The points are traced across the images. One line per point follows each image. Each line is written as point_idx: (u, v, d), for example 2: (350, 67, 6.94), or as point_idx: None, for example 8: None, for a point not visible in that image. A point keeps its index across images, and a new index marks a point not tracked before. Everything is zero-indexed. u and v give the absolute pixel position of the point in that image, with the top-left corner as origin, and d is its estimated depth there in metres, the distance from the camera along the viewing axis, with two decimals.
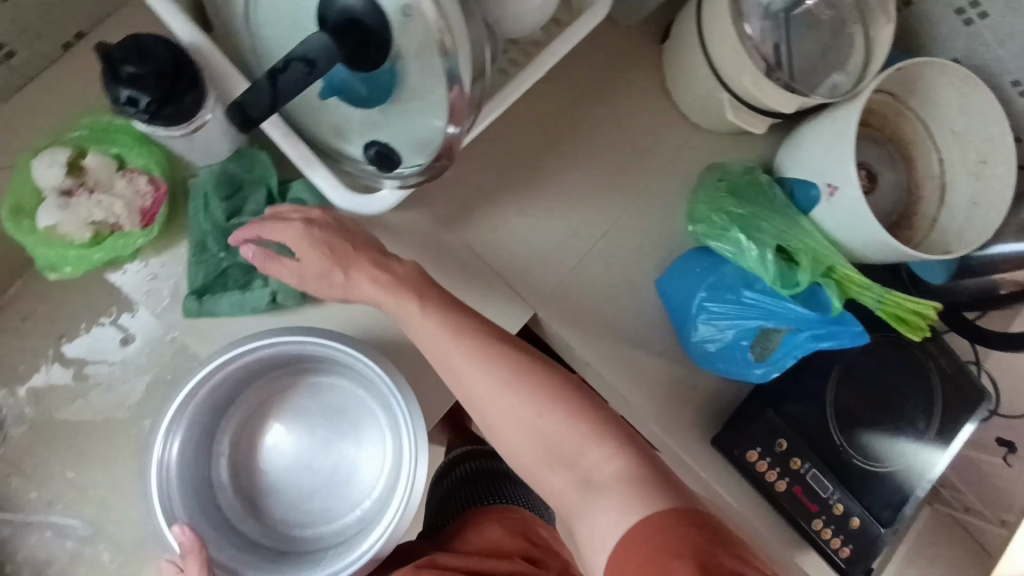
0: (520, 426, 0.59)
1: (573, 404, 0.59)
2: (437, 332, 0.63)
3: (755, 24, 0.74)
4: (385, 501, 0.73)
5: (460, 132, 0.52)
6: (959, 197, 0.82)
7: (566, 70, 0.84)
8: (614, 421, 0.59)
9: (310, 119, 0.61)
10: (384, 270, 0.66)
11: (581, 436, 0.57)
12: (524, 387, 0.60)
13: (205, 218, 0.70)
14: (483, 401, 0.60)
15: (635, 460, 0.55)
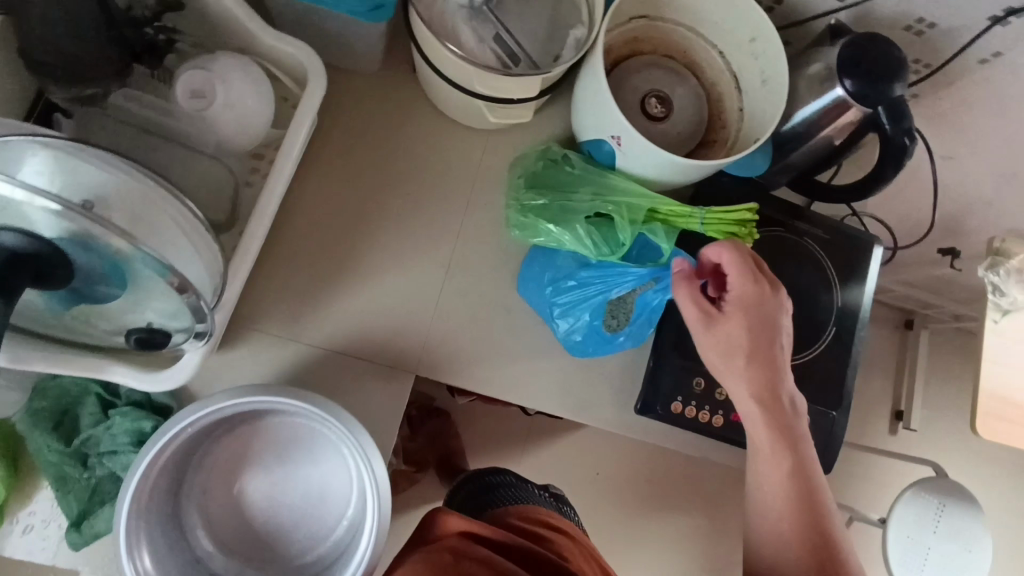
0: (783, 441, 0.71)
1: (802, 474, 0.71)
2: (750, 364, 0.70)
3: (463, 32, 0.69)
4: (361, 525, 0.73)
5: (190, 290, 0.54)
6: (751, 79, 0.81)
7: (335, 139, 0.82)
8: (820, 492, 0.71)
9: (76, 332, 0.61)
10: (738, 333, 0.70)
11: (795, 505, 0.71)
12: (776, 440, 0.71)
13: (52, 450, 0.69)
14: (770, 439, 0.71)
15: (825, 524, 0.71)
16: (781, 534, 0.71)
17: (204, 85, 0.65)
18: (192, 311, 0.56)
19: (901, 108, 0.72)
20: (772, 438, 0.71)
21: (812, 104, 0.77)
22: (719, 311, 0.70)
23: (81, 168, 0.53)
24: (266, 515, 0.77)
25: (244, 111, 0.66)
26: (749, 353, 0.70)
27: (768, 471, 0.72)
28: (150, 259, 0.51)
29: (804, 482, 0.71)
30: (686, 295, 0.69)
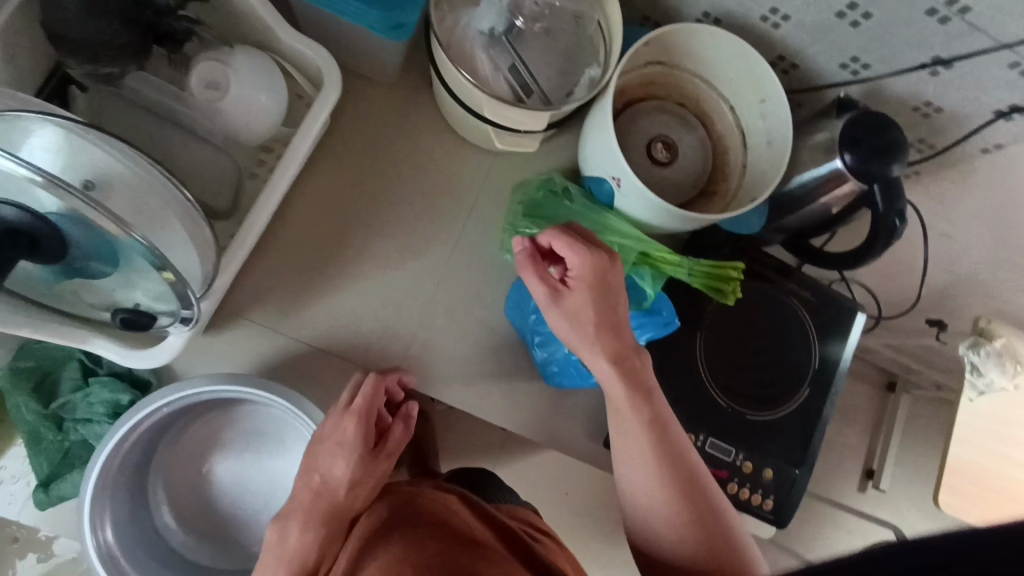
0: (631, 385, 0.65)
1: (655, 425, 0.66)
2: (590, 305, 0.64)
3: (482, 59, 0.71)
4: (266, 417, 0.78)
5: (179, 276, 0.55)
6: (756, 138, 0.83)
7: (344, 142, 0.83)
8: (674, 430, 0.67)
9: (62, 303, 0.61)
10: (581, 281, 0.64)
11: (683, 518, 0.65)
12: (654, 451, 0.65)
13: (28, 409, 0.71)
14: (620, 377, 0.65)
15: (676, 472, 0.66)
16: (659, 551, 0.66)
17: (220, 76, 0.66)
18: (179, 294, 0.58)
19: (896, 188, 0.73)
20: (623, 382, 0.65)
21: (815, 170, 0.79)
22: (567, 285, 0.65)
23: (86, 149, 0.55)
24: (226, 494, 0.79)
25: (257, 107, 0.67)
26: (605, 329, 0.64)
27: (648, 468, 0.65)
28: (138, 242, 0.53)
29: (666, 445, 0.66)
30: (573, 259, 0.63)
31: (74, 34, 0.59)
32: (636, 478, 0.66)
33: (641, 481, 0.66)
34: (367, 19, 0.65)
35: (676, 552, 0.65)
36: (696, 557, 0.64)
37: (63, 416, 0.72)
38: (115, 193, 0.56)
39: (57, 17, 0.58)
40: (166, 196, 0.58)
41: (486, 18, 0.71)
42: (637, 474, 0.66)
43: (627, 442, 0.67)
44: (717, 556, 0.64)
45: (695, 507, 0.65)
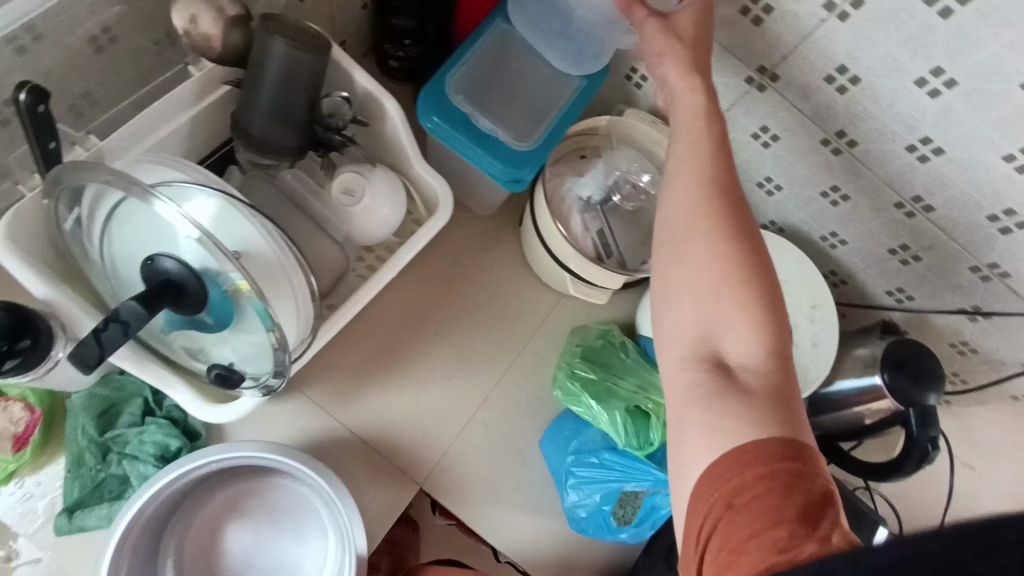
0: (726, 204, 0.52)
1: (744, 233, 0.51)
2: (678, 61, 0.59)
3: (577, 220, 0.81)
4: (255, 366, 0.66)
5: (285, 349, 0.61)
6: (803, 337, 0.90)
7: (432, 255, 0.93)
8: (773, 275, 0.51)
9: (161, 347, 0.67)
10: (677, 35, 0.60)
11: (747, 328, 0.48)
12: (731, 254, 0.49)
13: (83, 432, 0.73)
14: (690, 154, 0.54)
15: (772, 306, 0.49)
16: (710, 352, 0.49)
17: (357, 185, 0.77)
18: (275, 363, 0.63)
19: (930, 418, 0.78)
20: (712, 196, 0.52)
21: (851, 380, 0.86)
22: (671, 17, 0.61)
23: (239, 221, 0.63)
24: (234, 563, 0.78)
25: (380, 217, 0.77)
26: (694, 120, 0.56)
27: (708, 303, 0.49)
28: (263, 309, 0.58)
29: (742, 233, 0.51)
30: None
31: (256, 131, 0.71)
32: (688, 262, 0.51)
33: (691, 307, 0.50)
34: (492, 168, 0.76)
35: (743, 361, 0.48)
36: (770, 394, 0.46)
37: (112, 448, 0.74)
38: (252, 260, 0.63)
39: (248, 116, 0.71)
40: (290, 274, 0.65)
41: (588, 188, 0.83)
42: (693, 283, 0.50)
43: (679, 179, 0.54)
44: (790, 404, 0.46)
45: (782, 386, 0.47)
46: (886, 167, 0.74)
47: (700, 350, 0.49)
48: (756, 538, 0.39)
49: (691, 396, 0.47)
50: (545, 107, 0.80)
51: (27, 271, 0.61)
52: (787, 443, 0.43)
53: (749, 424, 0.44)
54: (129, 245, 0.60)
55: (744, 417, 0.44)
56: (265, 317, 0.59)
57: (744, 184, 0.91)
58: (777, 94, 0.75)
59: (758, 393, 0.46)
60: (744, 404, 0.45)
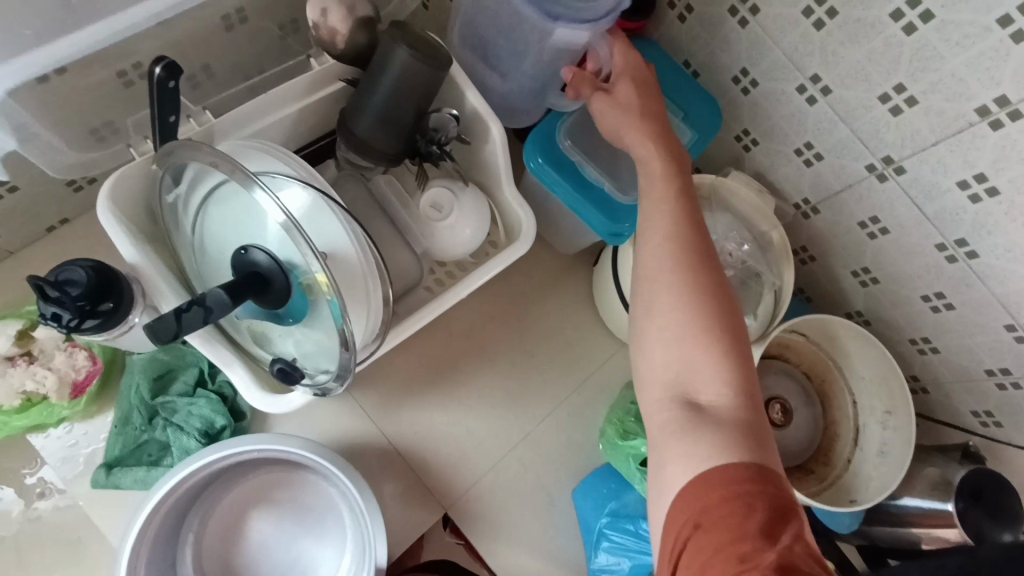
0: (681, 237, 0.54)
1: (709, 271, 0.52)
2: (633, 112, 0.62)
3: None
4: (316, 356, 0.64)
5: (352, 356, 0.59)
6: (871, 442, 0.85)
7: (501, 279, 0.91)
8: (738, 312, 0.52)
9: (230, 328, 0.67)
10: (622, 102, 0.64)
11: (712, 364, 0.49)
12: (695, 290, 0.51)
13: (137, 392, 0.74)
14: (660, 196, 0.57)
15: (738, 339, 0.50)
16: (685, 386, 0.49)
17: (445, 202, 0.76)
18: (339, 366, 0.62)
19: None
20: (670, 234, 0.54)
21: (917, 499, 0.80)
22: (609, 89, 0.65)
23: (330, 221, 0.63)
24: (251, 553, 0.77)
25: (462, 237, 0.76)
26: (663, 171, 0.58)
27: (676, 337, 0.50)
28: (337, 310, 0.57)
29: (700, 267, 0.52)
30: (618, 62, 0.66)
31: (362, 133, 0.71)
32: (656, 300, 0.52)
33: (662, 342, 0.51)
34: (591, 219, 0.74)
35: (715, 398, 0.48)
36: (741, 423, 0.46)
37: (161, 413, 0.75)
38: (336, 262, 0.63)
39: (355, 117, 0.71)
40: (370, 282, 0.64)
41: None
42: (663, 317, 0.51)
43: (648, 219, 0.56)
44: (760, 437, 0.46)
45: (751, 420, 0.47)
46: (1006, 286, 0.69)
47: (672, 386, 0.50)
48: (721, 552, 0.40)
49: (665, 434, 0.47)
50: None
51: (121, 232, 0.61)
52: (754, 468, 0.43)
53: (721, 452, 0.44)
54: (222, 227, 0.61)
55: (715, 447, 0.44)
56: (338, 318, 0.58)
57: (837, 270, 0.86)
58: (899, 188, 0.71)
59: (726, 424, 0.46)
60: (714, 430, 0.45)
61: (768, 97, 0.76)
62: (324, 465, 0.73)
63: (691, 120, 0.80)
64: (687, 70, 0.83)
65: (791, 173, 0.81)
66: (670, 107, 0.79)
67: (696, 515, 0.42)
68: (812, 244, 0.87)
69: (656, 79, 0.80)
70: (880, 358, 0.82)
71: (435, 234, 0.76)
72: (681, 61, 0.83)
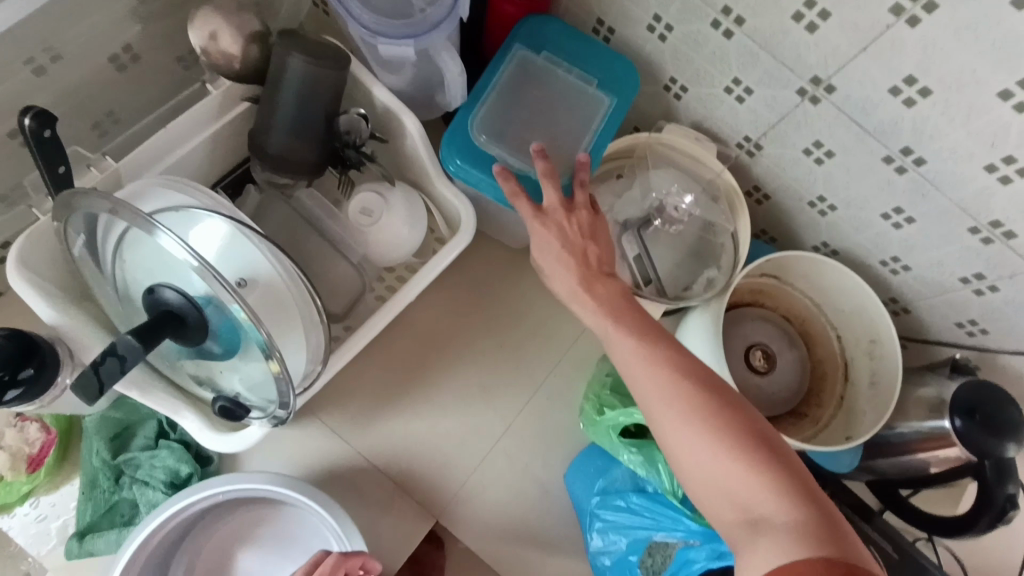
0: (651, 344, 0.54)
1: (692, 366, 0.52)
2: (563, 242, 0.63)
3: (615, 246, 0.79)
4: (259, 387, 0.62)
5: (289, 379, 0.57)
6: (860, 375, 0.82)
7: (456, 275, 0.88)
8: (738, 396, 0.50)
9: (171, 374, 0.65)
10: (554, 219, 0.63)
11: (740, 463, 0.46)
12: (690, 398, 0.49)
13: (97, 455, 0.72)
14: (619, 325, 0.56)
15: (751, 425, 0.48)
16: (736, 501, 0.46)
17: (374, 206, 0.73)
18: (282, 393, 0.60)
19: (1009, 470, 0.70)
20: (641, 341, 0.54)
21: (913, 423, 0.77)
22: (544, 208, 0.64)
23: (247, 247, 0.60)
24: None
25: (399, 238, 0.74)
26: (609, 304, 0.59)
27: (695, 443, 0.48)
28: (258, 334, 0.55)
29: (685, 366, 0.52)
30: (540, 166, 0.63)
31: (274, 151, 0.68)
32: (681, 455, 0.49)
33: (685, 457, 0.49)
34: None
35: (766, 502, 0.44)
36: (807, 520, 0.43)
37: (125, 472, 0.73)
38: (260, 288, 0.60)
39: (263, 135, 0.68)
40: (299, 300, 0.62)
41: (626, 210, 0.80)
42: (675, 434, 0.49)
43: (623, 355, 0.55)
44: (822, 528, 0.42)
45: (817, 509, 0.44)
46: (961, 189, 0.65)
47: (735, 520, 0.46)
48: None
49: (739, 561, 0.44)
50: (577, 138, 0.75)
51: (34, 295, 0.59)
52: (834, 563, 0.40)
53: (787, 554, 0.41)
54: (137, 273, 0.58)
55: (780, 552, 0.42)
56: (263, 343, 0.55)
57: (793, 204, 0.83)
58: (833, 108, 0.68)
59: (792, 527, 0.43)
60: (780, 539, 0.42)
61: (685, 40, 0.73)
62: (295, 497, 0.71)
63: (605, 85, 0.77)
64: (601, 27, 0.80)
65: (727, 114, 0.78)
66: (582, 77, 0.77)
67: None
68: (764, 183, 0.84)
69: (560, 52, 0.78)
70: (861, 292, 0.78)
71: (371, 241, 0.73)
72: (594, 20, 0.80)
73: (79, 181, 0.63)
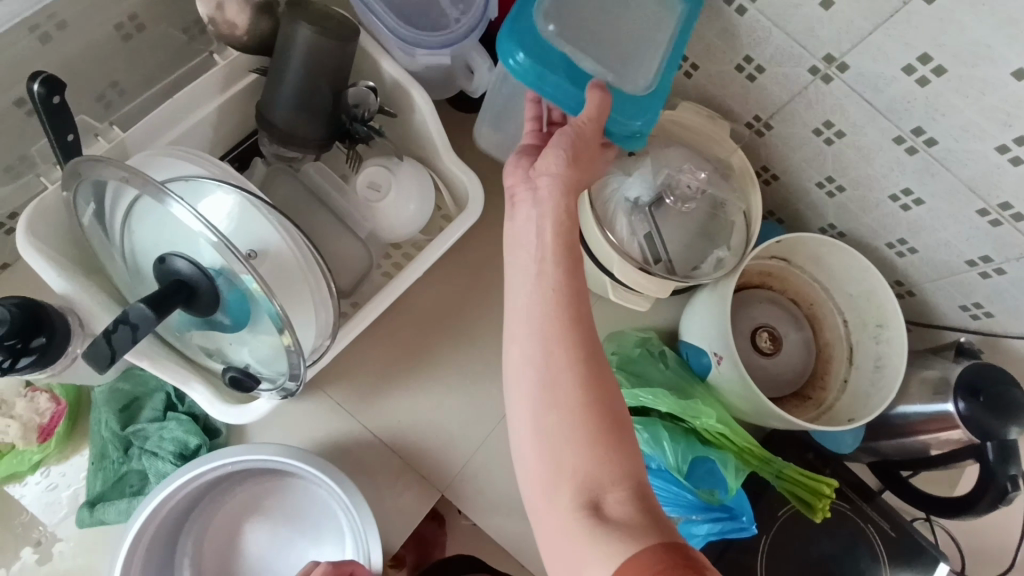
0: (558, 287, 0.53)
1: (585, 334, 0.52)
2: (557, 193, 0.57)
3: (623, 224, 0.76)
4: (268, 359, 0.62)
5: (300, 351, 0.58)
6: (864, 358, 0.82)
7: (462, 252, 0.88)
8: (607, 378, 0.51)
9: (179, 345, 0.66)
10: (572, 134, 0.58)
11: (599, 458, 0.48)
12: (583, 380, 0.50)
13: (106, 425, 0.72)
14: (540, 268, 0.54)
15: (602, 409, 0.50)
16: (584, 485, 0.48)
17: (383, 181, 0.73)
18: (291, 367, 0.61)
19: (1012, 452, 0.70)
20: (547, 276, 0.54)
21: (917, 405, 0.77)
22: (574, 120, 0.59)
23: (256, 220, 0.60)
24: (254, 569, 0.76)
25: (407, 213, 0.74)
26: (556, 250, 0.55)
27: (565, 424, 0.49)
28: (270, 306, 0.55)
29: (578, 329, 0.52)
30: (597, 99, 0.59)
31: (281, 123, 0.68)
32: (551, 406, 0.50)
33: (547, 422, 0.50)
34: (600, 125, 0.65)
35: (616, 499, 0.47)
36: (642, 520, 0.45)
37: (135, 442, 0.73)
38: (270, 260, 0.60)
39: (271, 107, 0.68)
40: (309, 273, 0.62)
41: (635, 188, 0.77)
42: (541, 399, 0.51)
43: (515, 267, 0.57)
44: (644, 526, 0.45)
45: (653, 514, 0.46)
46: (972, 170, 0.65)
47: (580, 491, 0.48)
48: None
49: (572, 531, 0.46)
50: (650, 40, 0.66)
51: (45, 266, 0.59)
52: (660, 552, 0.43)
53: (628, 547, 0.43)
54: (147, 242, 0.58)
55: (622, 546, 0.43)
56: (275, 316, 0.56)
57: (801, 184, 0.83)
58: (845, 86, 0.67)
59: (632, 523, 0.45)
60: (624, 536, 0.44)
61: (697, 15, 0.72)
62: (304, 469, 0.72)
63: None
64: None
65: (737, 92, 0.78)
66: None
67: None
68: (772, 163, 0.83)
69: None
70: (869, 272, 0.78)
71: (380, 217, 0.73)
72: None
73: (87, 150, 0.63)
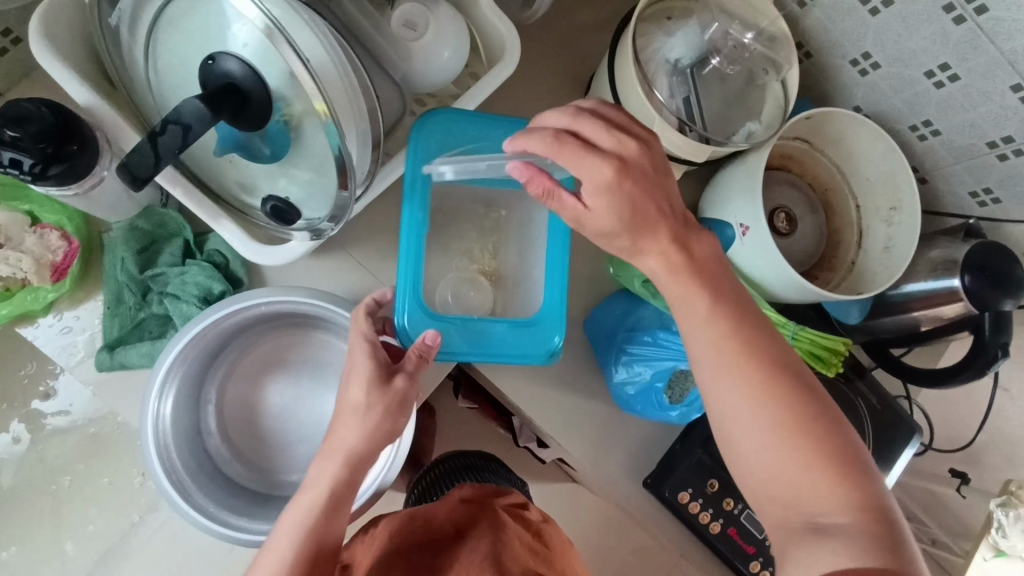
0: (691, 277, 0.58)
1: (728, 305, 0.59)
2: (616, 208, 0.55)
3: (664, 84, 0.75)
4: (312, 191, 0.60)
5: (351, 195, 0.56)
6: (874, 240, 0.85)
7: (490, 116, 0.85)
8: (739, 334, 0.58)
9: (210, 175, 0.62)
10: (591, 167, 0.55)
11: (790, 451, 0.56)
12: (767, 395, 0.57)
13: (123, 266, 0.70)
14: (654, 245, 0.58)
15: (764, 359, 0.58)
16: (776, 475, 0.56)
17: (420, 19, 0.68)
18: (334, 206, 0.59)
19: (1005, 323, 0.75)
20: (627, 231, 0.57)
21: (922, 283, 0.81)
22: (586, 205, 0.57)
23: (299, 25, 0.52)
24: (282, 432, 0.75)
25: (441, 60, 0.70)
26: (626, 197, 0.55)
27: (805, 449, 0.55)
28: (333, 132, 0.52)
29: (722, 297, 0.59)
30: (363, 324, 0.65)
31: None
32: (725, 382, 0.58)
33: (741, 407, 0.57)
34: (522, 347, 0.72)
35: (832, 515, 0.54)
36: (822, 464, 0.55)
37: (151, 287, 0.71)
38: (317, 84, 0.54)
39: None
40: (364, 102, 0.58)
41: (678, 49, 0.75)
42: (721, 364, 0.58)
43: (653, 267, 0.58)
44: (883, 503, 0.55)
45: (831, 467, 0.55)
46: (1015, 42, 0.65)
47: (796, 504, 0.55)
48: (815, 478, 0.55)
49: (795, 473, 0.55)
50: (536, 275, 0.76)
51: (67, 72, 0.55)
52: (823, 464, 0.55)
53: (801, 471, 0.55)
54: (179, 52, 0.54)
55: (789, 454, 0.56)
56: (335, 145, 0.53)
57: (834, 62, 0.83)
58: None
59: (813, 466, 0.55)
60: (820, 473, 0.55)
61: None
62: (343, 318, 0.70)
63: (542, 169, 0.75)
64: None
65: None
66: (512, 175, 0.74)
67: (801, 457, 0.55)
68: (808, 39, 0.82)
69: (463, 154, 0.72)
70: (891, 155, 0.81)
71: (417, 60, 0.69)
72: None
73: None
